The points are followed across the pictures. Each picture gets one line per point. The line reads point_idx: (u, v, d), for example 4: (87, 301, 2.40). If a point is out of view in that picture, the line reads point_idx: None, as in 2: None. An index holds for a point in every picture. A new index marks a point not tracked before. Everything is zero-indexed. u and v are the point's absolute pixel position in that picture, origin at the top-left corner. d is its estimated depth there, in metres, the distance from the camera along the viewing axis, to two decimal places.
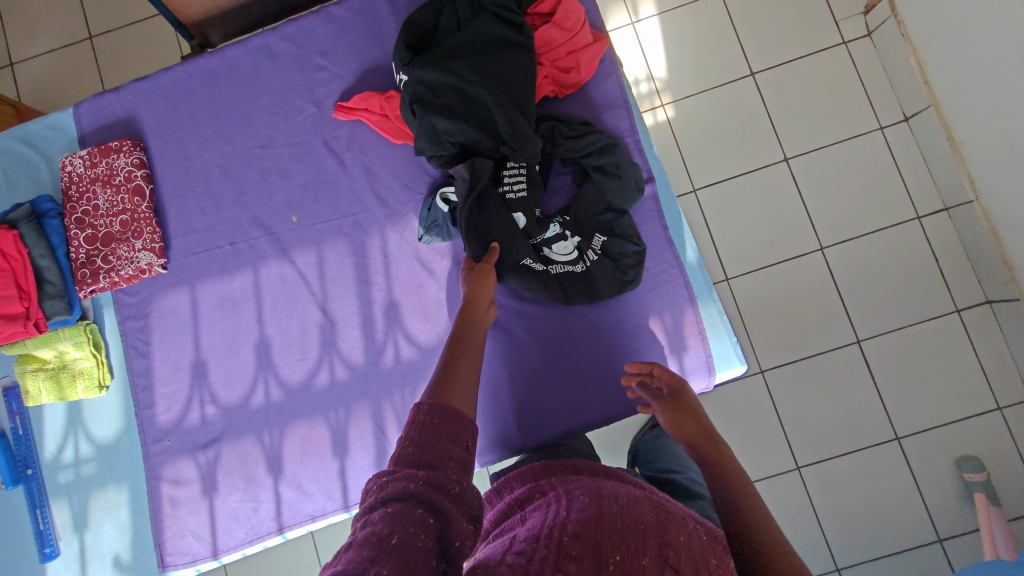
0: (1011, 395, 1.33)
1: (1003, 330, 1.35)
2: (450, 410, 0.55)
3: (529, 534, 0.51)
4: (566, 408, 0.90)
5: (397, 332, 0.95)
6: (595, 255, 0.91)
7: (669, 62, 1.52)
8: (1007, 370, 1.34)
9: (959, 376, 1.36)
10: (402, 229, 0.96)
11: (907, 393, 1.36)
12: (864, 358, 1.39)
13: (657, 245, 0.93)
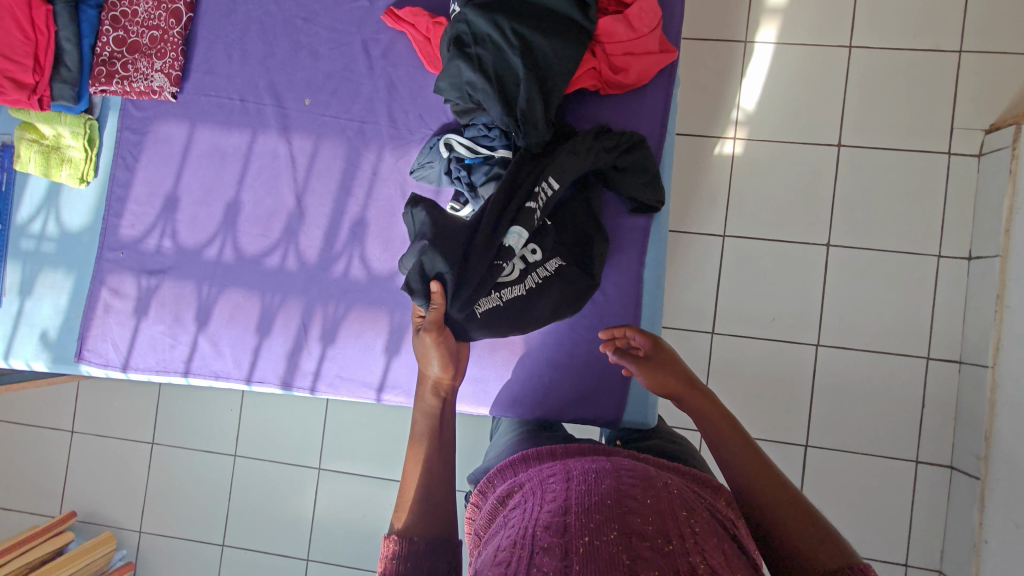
0: (925, 559, 1.31)
1: (950, 499, 1.31)
2: (422, 539, 0.63)
3: (504, 542, 0.54)
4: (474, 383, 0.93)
5: (353, 249, 0.97)
6: (545, 273, 0.87)
7: (762, 98, 1.42)
8: (934, 536, 1.32)
9: (886, 521, 1.33)
10: (398, 155, 0.96)
11: (828, 512, 1.35)
12: (804, 462, 1.37)
13: (624, 276, 0.93)
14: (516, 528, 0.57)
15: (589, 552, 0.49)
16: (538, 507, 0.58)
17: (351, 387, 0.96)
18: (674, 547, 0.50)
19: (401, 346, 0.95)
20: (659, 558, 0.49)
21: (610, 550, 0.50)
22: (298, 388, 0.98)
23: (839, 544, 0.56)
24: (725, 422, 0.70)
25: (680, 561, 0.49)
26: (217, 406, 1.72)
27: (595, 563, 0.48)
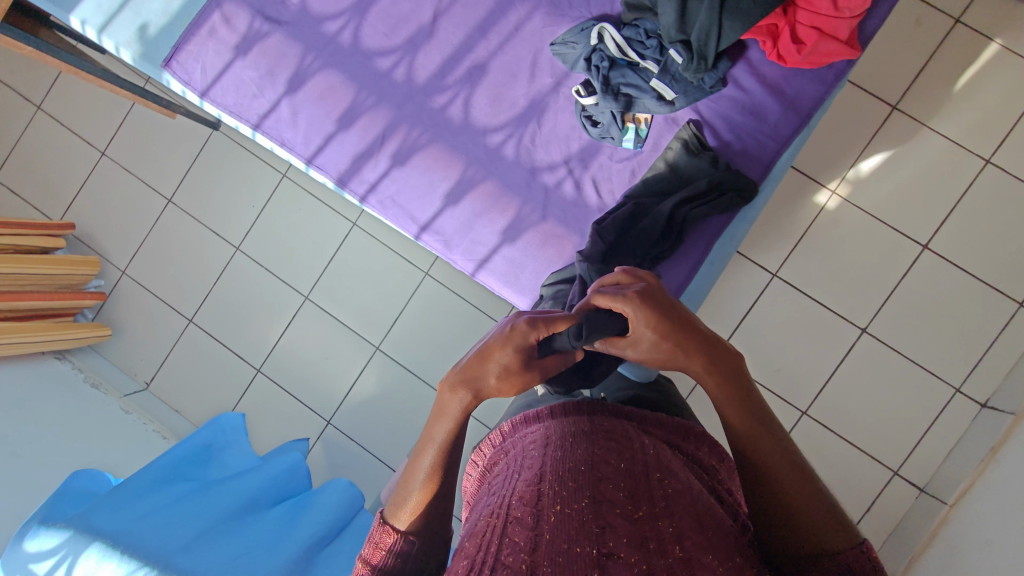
0: None
1: None
2: (432, 530, 0.58)
3: (478, 517, 0.52)
4: (508, 267, 0.94)
5: (461, 91, 0.96)
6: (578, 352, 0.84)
7: (879, 166, 1.38)
8: None
9: None
10: (546, 25, 0.94)
11: None
12: None
13: (693, 241, 0.89)
14: (495, 496, 0.54)
15: (560, 520, 0.46)
16: (511, 478, 0.55)
17: (397, 215, 0.98)
18: (644, 515, 0.48)
19: (461, 200, 0.95)
20: (627, 528, 0.46)
21: (581, 517, 0.47)
22: (351, 192, 0.99)
23: (841, 516, 0.50)
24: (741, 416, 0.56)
25: (647, 530, 0.47)
26: (241, 199, 1.73)
27: (566, 531, 0.45)
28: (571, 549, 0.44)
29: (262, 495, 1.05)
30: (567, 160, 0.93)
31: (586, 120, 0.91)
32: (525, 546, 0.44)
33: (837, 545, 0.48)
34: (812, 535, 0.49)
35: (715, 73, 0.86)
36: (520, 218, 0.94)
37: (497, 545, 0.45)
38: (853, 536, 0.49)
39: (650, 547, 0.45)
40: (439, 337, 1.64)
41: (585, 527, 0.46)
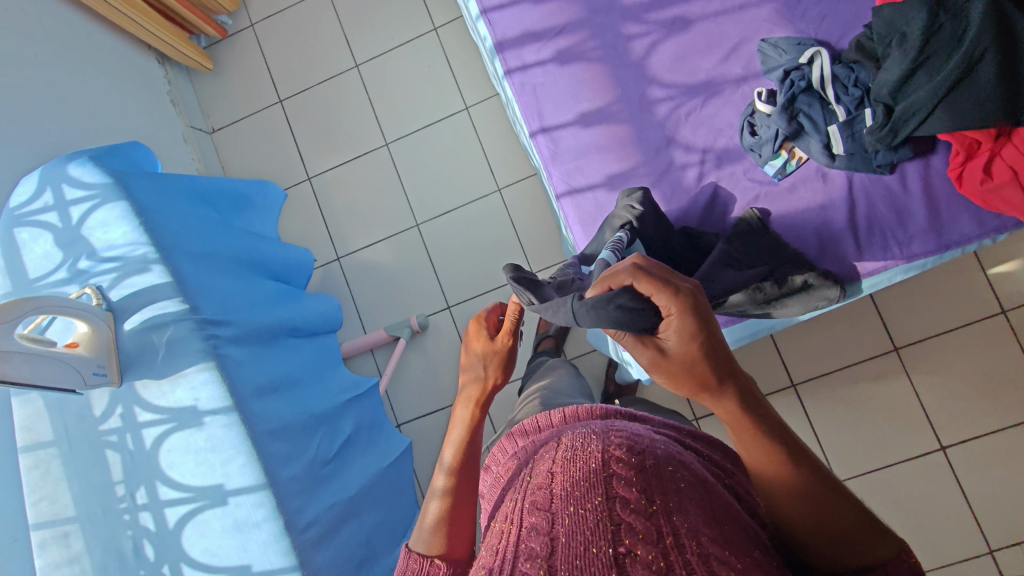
0: None
1: None
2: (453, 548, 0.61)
3: (493, 529, 0.54)
4: (592, 208, 0.94)
5: (654, 34, 0.94)
6: None
7: (956, 349, 1.25)
8: None
9: None
10: (767, 21, 0.91)
11: None
12: None
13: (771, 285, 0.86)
14: (513, 497, 0.57)
15: (577, 520, 0.48)
16: (522, 485, 0.58)
17: (528, 105, 0.98)
18: (658, 509, 0.49)
19: (591, 126, 0.94)
20: (641, 526, 0.47)
21: (596, 514, 0.49)
22: (503, 62, 1.00)
23: (868, 516, 0.49)
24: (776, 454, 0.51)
25: (659, 523, 0.48)
26: (386, 26, 1.74)
27: (583, 531, 0.47)
28: (588, 550, 0.45)
29: (265, 266, 1.09)
30: (706, 149, 0.91)
31: (746, 125, 0.88)
32: (542, 554, 0.46)
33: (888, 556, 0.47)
34: (857, 555, 0.48)
35: (890, 154, 0.82)
36: (632, 173, 0.92)
37: (514, 554, 0.48)
38: (894, 549, 0.48)
39: (665, 545, 0.46)
40: (472, 249, 1.64)
41: (601, 527, 0.47)
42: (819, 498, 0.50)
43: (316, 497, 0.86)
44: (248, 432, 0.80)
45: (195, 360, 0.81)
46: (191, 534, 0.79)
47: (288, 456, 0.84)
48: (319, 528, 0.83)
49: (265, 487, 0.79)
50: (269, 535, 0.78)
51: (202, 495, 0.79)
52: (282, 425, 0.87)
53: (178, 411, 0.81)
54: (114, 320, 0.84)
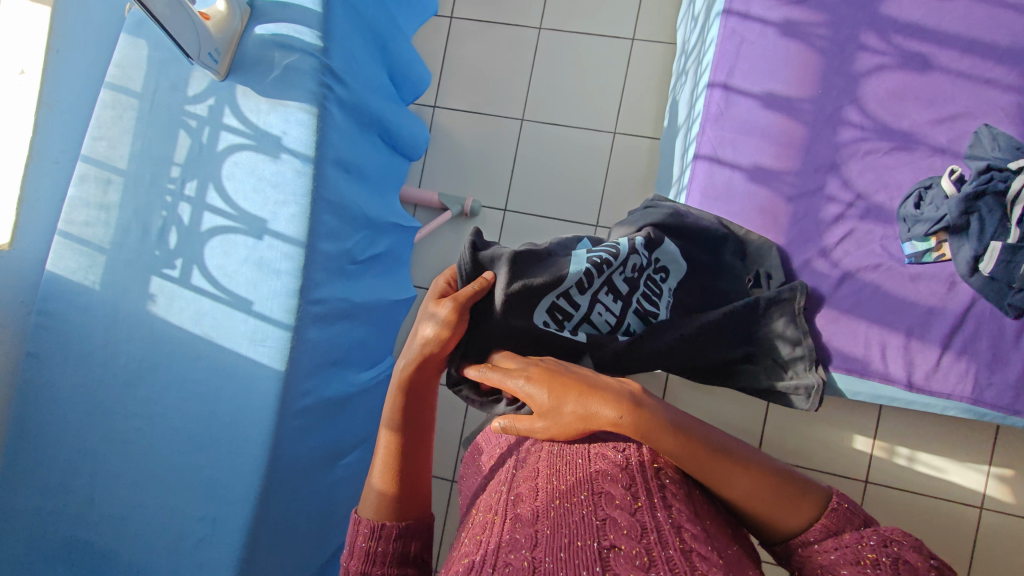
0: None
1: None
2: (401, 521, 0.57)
3: (478, 512, 0.57)
4: (724, 186, 0.88)
5: (887, 59, 0.87)
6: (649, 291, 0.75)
7: (927, 508, 1.19)
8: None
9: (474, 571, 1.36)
10: (1001, 110, 0.83)
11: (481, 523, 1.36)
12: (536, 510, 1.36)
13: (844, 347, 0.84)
14: (497, 486, 0.60)
15: (562, 513, 0.51)
16: (507, 471, 0.61)
17: (725, 55, 0.91)
18: (643, 502, 0.51)
19: (772, 109, 0.88)
20: (626, 522, 0.50)
21: (579, 512, 0.51)
22: (729, 0, 0.91)
23: (798, 485, 0.54)
24: (685, 455, 0.54)
25: (645, 517, 0.50)
26: None
27: (567, 524, 0.50)
28: (573, 544, 0.48)
29: (394, 62, 1.05)
30: (863, 195, 0.86)
31: (916, 195, 0.82)
32: (527, 541, 0.49)
33: (811, 516, 0.52)
34: (783, 519, 0.53)
35: None
36: (780, 175, 0.87)
37: (498, 543, 0.50)
38: (811, 504, 0.53)
39: (647, 539, 0.48)
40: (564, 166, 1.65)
41: (589, 523, 0.50)
42: (740, 478, 0.54)
43: (332, 285, 0.86)
44: (312, 190, 0.79)
45: (301, 98, 0.79)
46: (215, 248, 0.80)
47: (331, 235, 0.84)
48: (323, 310, 0.84)
49: (300, 246, 0.79)
50: (281, 287, 0.79)
51: (243, 220, 0.79)
52: (340, 207, 0.85)
53: (261, 133, 0.80)
54: (250, 18, 0.82)
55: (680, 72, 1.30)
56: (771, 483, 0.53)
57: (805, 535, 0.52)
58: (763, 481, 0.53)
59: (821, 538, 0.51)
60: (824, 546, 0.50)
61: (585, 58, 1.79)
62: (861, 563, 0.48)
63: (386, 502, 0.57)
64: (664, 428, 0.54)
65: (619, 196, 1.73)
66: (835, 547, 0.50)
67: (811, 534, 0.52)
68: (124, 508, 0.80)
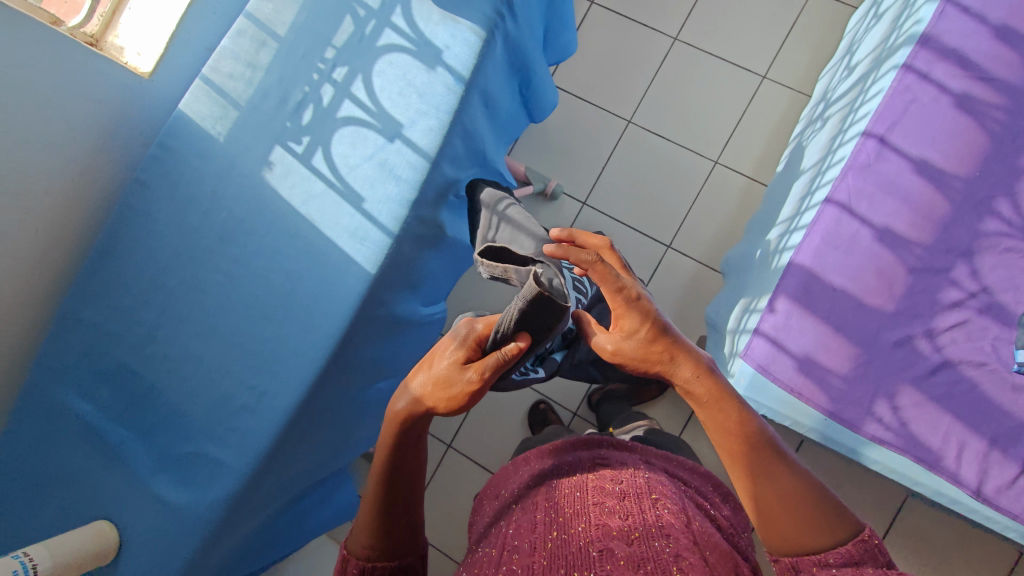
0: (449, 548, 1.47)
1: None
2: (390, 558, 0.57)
3: (481, 551, 0.64)
4: (849, 237, 0.86)
5: None
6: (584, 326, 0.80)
7: None
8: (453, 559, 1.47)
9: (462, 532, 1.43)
10: None
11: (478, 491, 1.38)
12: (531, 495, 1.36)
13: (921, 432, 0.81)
14: (510, 521, 0.68)
15: (566, 543, 0.59)
16: (514, 516, 0.69)
17: (890, 108, 0.87)
18: (643, 537, 0.58)
19: (922, 176, 0.85)
20: (624, 552, 0.56)
21: (580, 543, 0.59)
22: (912, 55, 0.88)
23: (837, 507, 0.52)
24: (737, 428, 0.56)
25: (645, 547, 0.57)
26: None
27: (568, 551, 0.58)
28: (571, 572, 0.55)
29: (552, 18, 1.04)
30: (988, 288, 0.83)
31: None
32: (533, 564, 0.57)
33: (836, 543, 0.50)
34: (807, 528, 0.51)
35: None
36: (910, 243, 0.84)
37: (507, 562, 0.58)
38: (841, 528, 0.51)
39: (645, 565, 0.54)
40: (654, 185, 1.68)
41: (587, 553, 0.57)
42: (780, 474, 0.54)
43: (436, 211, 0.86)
44: (454, 112, 0.79)
45: (473, 21, 0.79)
46: (345, 136, 0.80)
47: (454, 161, 0.83)
48: (423, 230, 0.84)
49: (427, 161, 0.78)
50: (396, 195, 0.78)
51: (379, 118, 0.80)
52: (470, 138, 0.85)
53: (423, 42, 0.80)
54: None
55: (815, 120, 1.27)
56: (807, 491, 0.53)
57: (823, 562, 0.49)
58: (800, 483, 0.53)
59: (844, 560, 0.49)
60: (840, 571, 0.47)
61: (711, 80, 1.77)
62: None
63: (375, 535, 0.57)
64: (726, 400, 0.57)
65: (701, 224, 1.72)
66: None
67: (828, 565, 0.49)
68: (185, 354, 0.82)
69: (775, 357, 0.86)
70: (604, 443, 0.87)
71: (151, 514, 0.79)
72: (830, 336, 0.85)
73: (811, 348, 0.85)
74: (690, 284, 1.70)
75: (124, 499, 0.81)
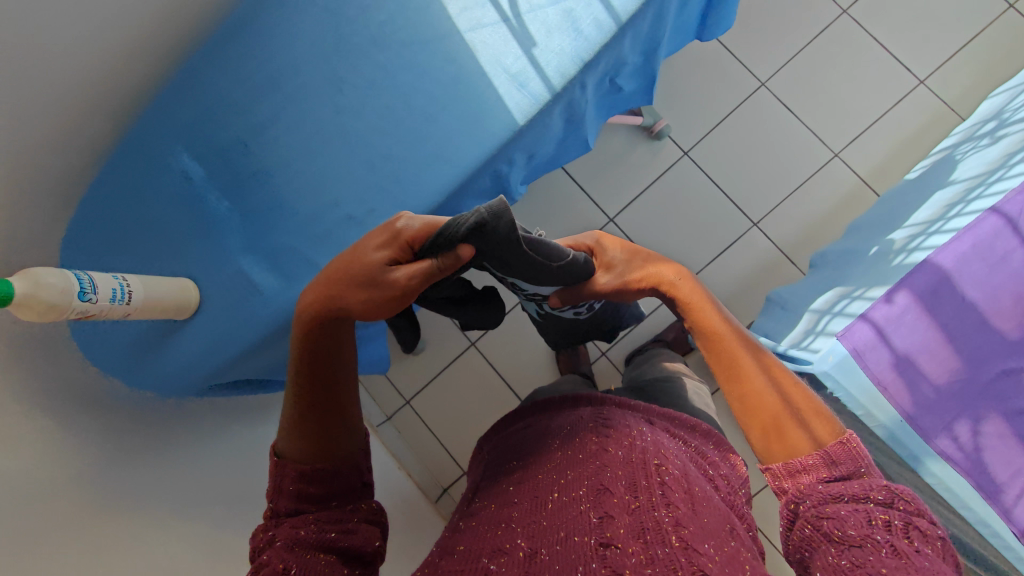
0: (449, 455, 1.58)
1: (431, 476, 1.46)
2: (316, 453, 0.59)
3: (478, 507, 0.64)
4: (999, 254, 0.82)
5: None
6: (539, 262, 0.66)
7: None
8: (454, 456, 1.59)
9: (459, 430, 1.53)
10: None
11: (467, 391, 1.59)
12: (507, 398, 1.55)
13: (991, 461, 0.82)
14: (504, 480, 0.68)
15: (559, 509, 0.58)
16: (510, 475, 0.68)
17: None
18: (643, 504, 0.56)
19: None
20: (624, 520, 0.55)
21: (574, 507, 0.57)
22: None
23: (807, 411, 0.61)
24: (725, 332, 0.66)
25: (645, 516, 0.55)
26: None
27: (561, 519, 0.56)
28: (570, 540, 0.54)
29: None
30: None
31: None
32: (524, 532, 0.56)
33: (817, 442, 0.58)
34: (799, 413, 0.60)
35: None
36: None
37: (500, 530, 0.57)
38: (820, 413, 0.61)
39: (645, 536, 0.53)
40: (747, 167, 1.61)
41: (586, 521, 0.55)
42: (768, 371, 0.63)
43: (595, 86, 0.80)
44: None
45: None
46: None
47: (635, 38, 0.77)
48: (578, 101, 0.78)
49: (615, 25, 0.72)
50: (572, 49, 0.72)
51: None
52: (659, 20, 0.78)
53: None
54: None
55: (979, 137, 1.17)
56: (791, 380, 0.63)
57: (803, 469, 0.57)
58: (783, 376, 0.63)
59: (820, 463, 0.57)
60: (824, 491, 0.54)
61: (864, 69, 1.62)
62: (872, 521, 0.49)
63: (297, 443, 0.60)
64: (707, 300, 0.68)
65: (795, 212, 1.63)
66: (834, 491, 0.54)
67: (806, 473, 0.57)
68: (301, 148, 0.78)
69: (875, 347, 0.83)
70: (609, 401, 0.83)
71: (231, 291, 0.79)
72: (939, 343, 0.82)
73: (915, 348, 0.82)
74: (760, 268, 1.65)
75: (207, 270, 0.79)
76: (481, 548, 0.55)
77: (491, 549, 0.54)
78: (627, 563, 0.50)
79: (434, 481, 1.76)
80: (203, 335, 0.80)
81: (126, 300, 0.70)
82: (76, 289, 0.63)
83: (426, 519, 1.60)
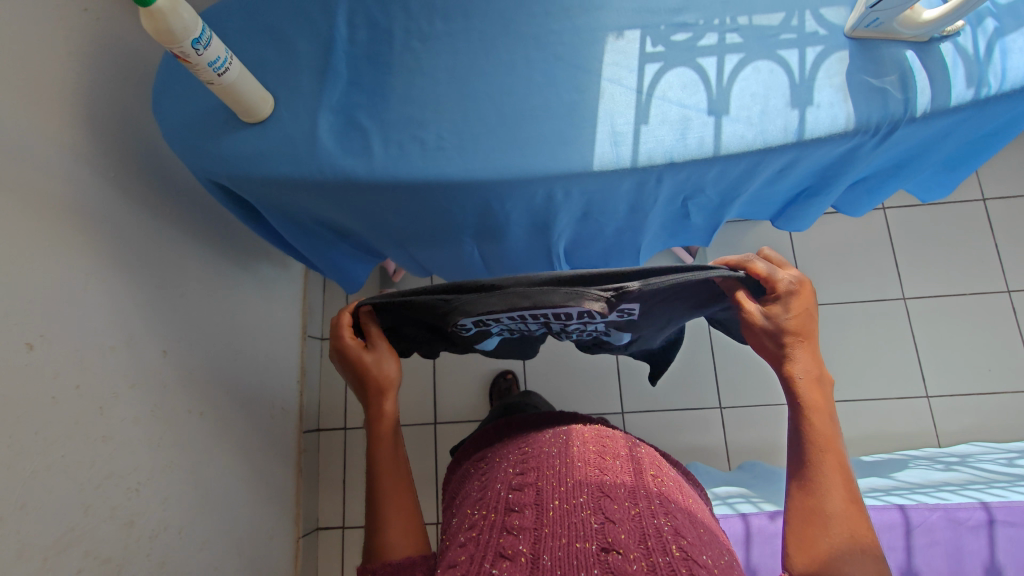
0: None
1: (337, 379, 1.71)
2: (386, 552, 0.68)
3: (476, 512, 0.63)
4: None
5: None
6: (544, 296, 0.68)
7: None
8: None
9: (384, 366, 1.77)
10: None
11: None
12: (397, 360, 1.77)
13: None
14: (496, 480, 0.69)
15: (558, 513, 0.59)
16: (505, 477, 0.68)
17: (963, 512, 0.99)
18: (644, 511, 0.60)
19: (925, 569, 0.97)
20: (627, 526, 0.57)
21: (578, 512, 0.59)
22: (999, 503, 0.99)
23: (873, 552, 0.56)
24: (830, 444, 0.63)
25: (646, 523, 0.58)
26: None
27: (563, 527, 0.57)
28: (572, 546, 0.55)
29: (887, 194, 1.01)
30: None
31: None
32: (531, 537, 0.57)
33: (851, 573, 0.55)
34: (847, 547, 0.57)
35: None
36: None
37: (499, 534, 0.58)
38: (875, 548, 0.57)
39: (647, 542, 0.56)
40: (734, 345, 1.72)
41: (589, 527, 0.57)
42: (841, 500, 0.60)
43: (670, 191, 0.88)
44: (768, 147, 0.79)
45: (857, 112, 0.78)
46: (680, 77, 0.83)
47: (722, 174, 0.84)
48: (649, 189, 0.86)
49: (712, 152, 0.80)
50: (668, 146, 0.81)
51: (719, 93, 0.82)
52: (749, 177, 0.85)
53: (806, 85, 0.80)
54: (916, 42, 0.81)
55: (937, 461, 1.26)
56: (860, 519, 0.59)
57: None
58: (858, 515, 0.59)
59: None
60: None
61: (894, 351, 1.67)
62: None
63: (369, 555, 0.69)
64: (827, 408, 0.65)
65: (758, 424, 1.67)
66: None
67: None
68: (431, 70, 0.89)
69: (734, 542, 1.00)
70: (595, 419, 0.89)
71: (294, 128, 0.87)
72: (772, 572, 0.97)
73: (761, 568, 0.98)
74: (700, 443, 1.67)
75: (294, 101, 0.88)
76: (483, 554, 0.56)
77: (494, 552, 0.56)
78: (629, 571, 0.52)
79: (316, 416, 1.77)
80: (249, 143, 0.87)
81: (219, 73, 0.77)
82: (192, 36, 0.71)
83: (284, 439, 1.59)
